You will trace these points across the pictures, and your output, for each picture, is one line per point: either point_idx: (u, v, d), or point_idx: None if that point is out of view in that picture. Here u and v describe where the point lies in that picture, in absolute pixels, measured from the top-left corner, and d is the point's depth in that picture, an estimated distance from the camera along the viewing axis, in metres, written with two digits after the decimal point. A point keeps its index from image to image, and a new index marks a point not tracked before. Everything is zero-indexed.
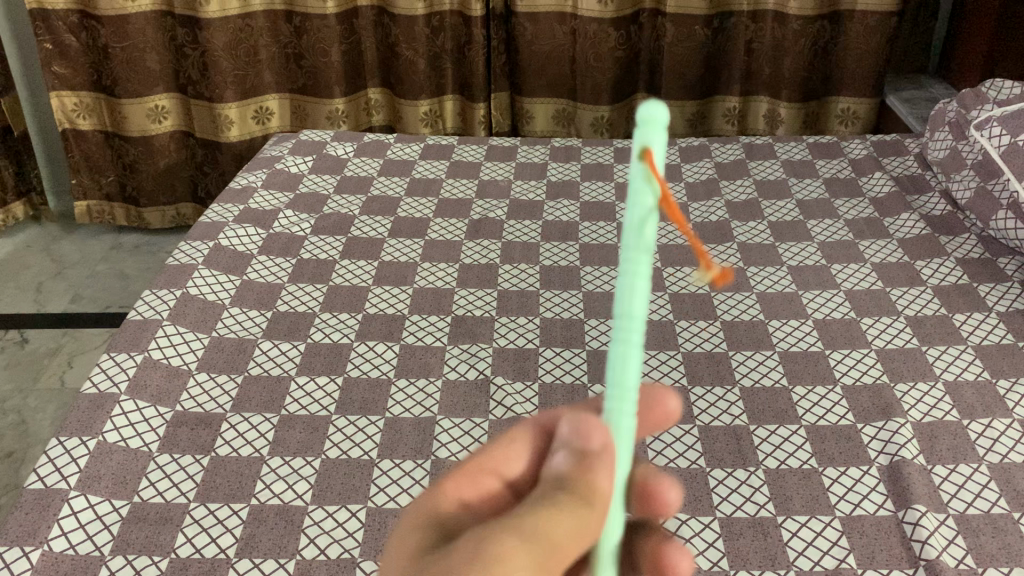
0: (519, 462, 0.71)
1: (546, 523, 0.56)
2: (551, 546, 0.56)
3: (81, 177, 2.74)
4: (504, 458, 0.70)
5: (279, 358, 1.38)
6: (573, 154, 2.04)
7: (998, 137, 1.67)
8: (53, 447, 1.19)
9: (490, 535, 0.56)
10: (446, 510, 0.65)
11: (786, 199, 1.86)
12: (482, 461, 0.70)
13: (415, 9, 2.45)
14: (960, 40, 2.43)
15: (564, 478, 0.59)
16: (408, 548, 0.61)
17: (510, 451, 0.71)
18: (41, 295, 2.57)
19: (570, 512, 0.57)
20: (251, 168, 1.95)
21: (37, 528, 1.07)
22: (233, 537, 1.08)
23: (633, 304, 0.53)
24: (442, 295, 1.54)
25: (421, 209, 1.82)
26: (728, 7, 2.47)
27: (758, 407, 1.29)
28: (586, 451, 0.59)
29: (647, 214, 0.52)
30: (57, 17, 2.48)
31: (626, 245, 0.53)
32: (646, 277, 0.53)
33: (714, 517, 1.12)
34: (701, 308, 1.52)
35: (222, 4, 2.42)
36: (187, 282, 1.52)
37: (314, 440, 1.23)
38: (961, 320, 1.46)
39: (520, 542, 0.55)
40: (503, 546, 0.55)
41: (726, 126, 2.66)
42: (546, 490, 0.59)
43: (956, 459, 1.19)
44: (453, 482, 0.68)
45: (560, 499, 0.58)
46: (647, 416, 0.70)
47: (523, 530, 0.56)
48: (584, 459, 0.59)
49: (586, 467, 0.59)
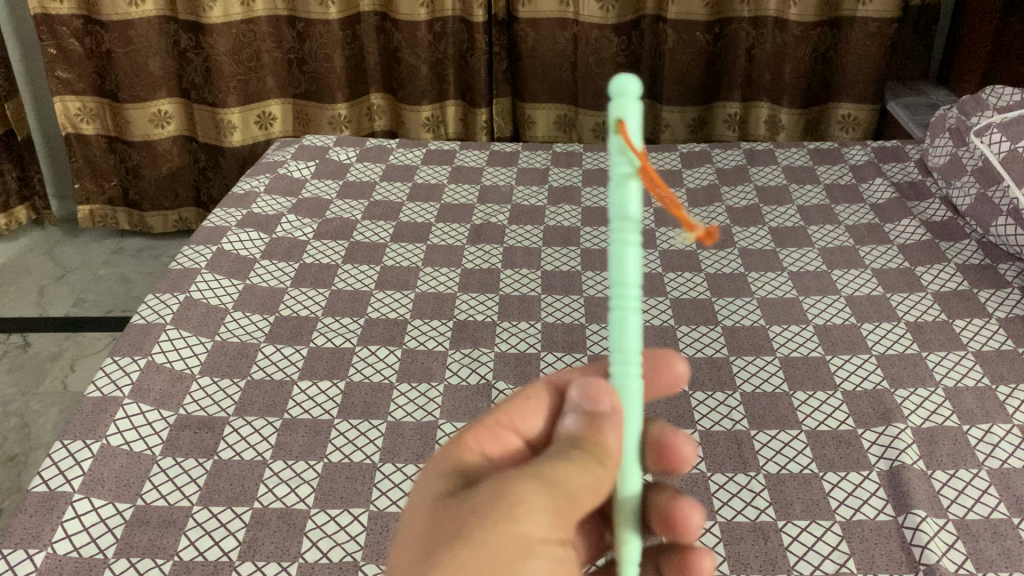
0: (535, 420, 0.81)
1: (568, 474, 0.67)
2: (571, 494, 0.66)
3: (85, 182, 2.75)
4: (521, 416, 0.80)
5: (281, 362, 1.39)
6: (575, 159, 2.05)
7: (997, 143, 1.68)
8: (57, 450, 1.19)
9: (520, 480, 0.66)
10: (471, 455, 0.75)
11: (786, 204, 1.86)
12: (503, 415, 0.80)
13: (417, 15, 2.46)
14: (960, 47, 2.44)
15: (580, 436, 0.70)
16: (436, 485, 0.70)
17: (527, 407, 0.81)
18: (44, 299, 2.58)
19: (588, 467, 0.68)
20: (254, 173, 1.95)
21: (41, 530, 1.08)
22: (236, 540, 1.08)
23: (626, 268, 0.65)
24: (444, 300, 1.55)
25: (423, 214, 1.82)
26: (729, 13, 2.48)
27: (759, 412, 1.30)
28: (597, 412, 0.71)
29: (627, 180, 0.64)
30: (61, 22, 2.49)
31: (614, 215, 0.65)
32: (634, 242, 0.65)
33: (715, 522, 1.12)
34: (703, 313, 1.52)
35: (225, 9, 2.43)
36: (191, 287, 1.53)
37: (316, 444, 1.23)
38: (961, 326, 1.47)
39: (546, 488, 0.65)
40: (532, 490, 0.65)
41: (726, 131, 2.67)
42: (564, 445, 0.70)
43: (956, 464, 1.20)
44: (477, 431, 0.77)
45: (581, 455, 0.69)
46: (660, 377, 0.82)
47: (548, 475, 0.67)
48: (597, 418, 0.71)
49: (602, 429, 0.70)
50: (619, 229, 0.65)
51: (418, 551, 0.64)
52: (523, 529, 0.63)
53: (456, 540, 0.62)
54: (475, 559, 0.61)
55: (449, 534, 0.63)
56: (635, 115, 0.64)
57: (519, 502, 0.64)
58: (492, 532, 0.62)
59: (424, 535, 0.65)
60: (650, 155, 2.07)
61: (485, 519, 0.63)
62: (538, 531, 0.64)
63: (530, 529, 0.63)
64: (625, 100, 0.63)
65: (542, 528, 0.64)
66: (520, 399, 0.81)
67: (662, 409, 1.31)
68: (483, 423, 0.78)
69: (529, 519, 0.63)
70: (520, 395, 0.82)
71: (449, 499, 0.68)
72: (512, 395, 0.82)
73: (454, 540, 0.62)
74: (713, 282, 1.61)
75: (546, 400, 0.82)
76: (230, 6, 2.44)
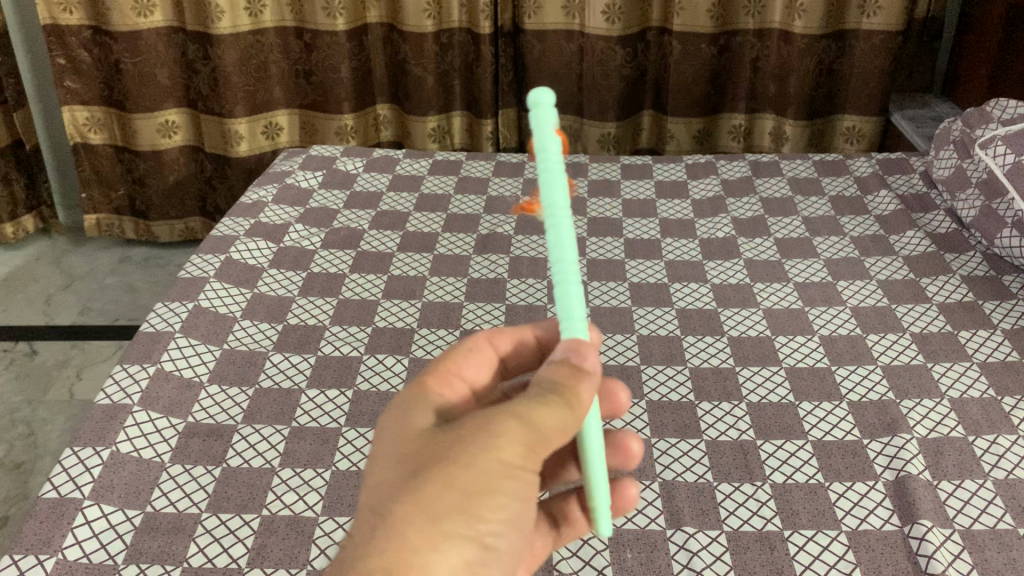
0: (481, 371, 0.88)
1: (541, 416, 0.70)
2: (544, 430, 0.70)
3: (92, 191, 2.76)
4: (469, 365, 0.86)
5: (289, 371, 1.40)
6: (581, 170, 2.06)
7: (1002, 156, 1.70)
8: (67, 457, 1.20)
9: (496, 416, 0.70)
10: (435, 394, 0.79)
11: (792, 216, 1.87)
12: (453, 362, 0.85)
13: (424, 26, 2.48)
14: (964, 59, 2.45)
15: (556, 381, 0.73)
16: (411, 418, 0.74)
17: (472, 356, 0.87)
18: (51, 308, 2.59)
19: (558, 408, 0.71)
20: (262, 182, 1.97)
21: (51, 537, 1.08)
22: (244, 547, 1.09)
23: (562, 251, 0.74)
24: (450, 309, 1.56)
25: (429, 224, 1.83)
26: (734, 25, 2.50)
27: (765, 422, 1.30)
28: (580, 366, 0.75)
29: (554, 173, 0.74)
30: (70, 32, 2.51)
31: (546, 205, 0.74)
32: (566, 225, 0.74)
33: (722, 531, 1.12)
34: (709, 323, 1.53)
35: (233, 20, 2.45)
36: (199, 295, 1.54)
37: (324, 452, 1.24)
38: (965, 337, 1.47)
39: (521, 423, 0.70)
40: (507, 425, 0.69)
41: (731, 143, 2.68)
42: (534, 384, 0.74)
43: (962, 474, 1.20)
44: (433, 375, 0.83)
45: (553, 396, 0.72)
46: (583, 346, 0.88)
47: (523, 412, 0.70)
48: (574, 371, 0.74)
49: (571, 373, 0.74)
50: (551, 214, 0.74)
51: (398, 472, 0.69)
52: (499, 459, 0.68)
53: (438, 466, 0.67)
54: (455, 482, 0.66)
55: (430, 459, 0.68)
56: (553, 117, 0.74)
57: (493, 435, 0.69)
58: (472, 460, 0.67)
59: (403, 460, 0.69)
60: (655, 166, 2.08)
61: (464, 448, 0.68)
62: (514, 461, 0.69)
63: (506, 461, 0.68)
64: (541, 107, 0.73)
65: (517, 460, 0.69)
66: (461, 348, 0.88)
67: (668, 419, 1.31)
68: (436, 368, 0.84)
69: (504, 450, 0.68)
70: (463, 346, 0.89)
71: (425, 431, 0.72)
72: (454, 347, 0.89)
73: (436, 464, 0.67)
74: (719, 293, 1.62)
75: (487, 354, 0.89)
76: (239, 17, 2.45)
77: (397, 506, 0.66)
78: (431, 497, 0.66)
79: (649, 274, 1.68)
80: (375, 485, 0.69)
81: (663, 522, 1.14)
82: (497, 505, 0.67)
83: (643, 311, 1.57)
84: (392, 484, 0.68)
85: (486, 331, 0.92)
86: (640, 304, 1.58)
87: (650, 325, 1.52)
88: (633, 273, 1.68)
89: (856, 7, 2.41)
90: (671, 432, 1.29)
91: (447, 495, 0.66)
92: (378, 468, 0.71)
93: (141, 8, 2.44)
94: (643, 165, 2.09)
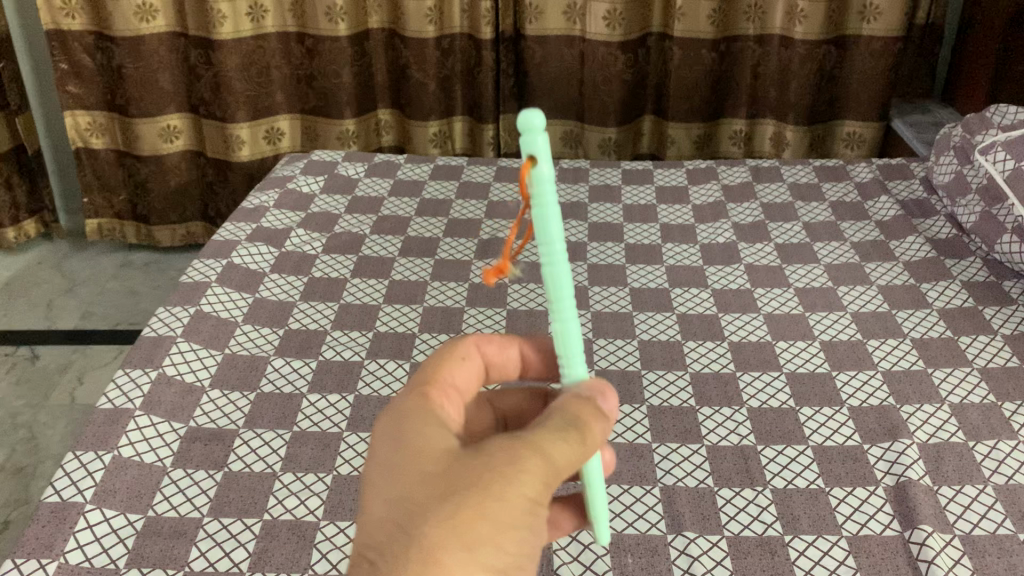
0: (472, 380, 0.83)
1: (564, 453, 0.70)
2: (565, 468, 0.70)
3: (93, 196, 2.77)
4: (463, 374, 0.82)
5: (291, 375, 1.40)
6: (581, 175, 2.07)
7: (1001, 162, 1.70)
8: (69, 461, 1.20)
9: (521, 449, 0.69)
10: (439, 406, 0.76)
11: (792, 221, 1.88)
12: (448, 372, 0.81)
13: (425, 32, 2.48)
14: (964, 65, 2.46)
15: (575, 417, 0.73)
16: (428, 433, 0.71)
17: (465, 368, 0.83)
18: (52, 312, 2.59)
19: (578, 446, 0.71)
20: (263, 187, 1.97)
21: (53, 541, 1.09)
22: (246, 551, 1.09)
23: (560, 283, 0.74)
24: (451, 314, 1.56)
25: (430, 229, 1.84)
26: (734, 31, 2.51)
27: (766, 427, 1.31)
28: (598, 408, 0.75)
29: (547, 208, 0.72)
30: (73, 37, 2.52)
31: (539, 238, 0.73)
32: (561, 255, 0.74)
33: (722, 536, 1.13)
34: (710, 328, 1.53)
35: (235, 25, 2.46)
36: (201, 299, 1.55)
37: (326, 456, 1.24)
38: (966, 343, 1.48)
39: (545, 460, 0.69)
40: (533, 460, 0.68)
41: (731, 148, 2.68)
42: (550, 416, 0.73)
43: (962, 480, 1.20)
44: (432, 383, 0.78)
45: (572, 432, 0.71)
46: None
47: (547, 446, 0.70)
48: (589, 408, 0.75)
49: (589, 410, 0.74)
50: (547, 249, 0.74)
51: (423, 496, 0.67)
52: (525, 493, 0.67)
53: (466, 497, 0.66)
54: (485, 516, 0.65)
55: (458, 487, 0.66)
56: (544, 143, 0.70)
57: (520, 469, 0.67)
58: (502, 494, 0.66)
59: (427, 482, 0.67)
60: (656, 171, 2.09)
61: (494, 481, 0.66)
62: (537, 497, 0.68)
63: (533, 494, 0.68)
64: (535, 136, 0.69)
65: (541, 496, 0.68)
66: (454, 356, 0.82)
67: (669, 424, 1.31)
68: (433, 381, 0.78)
69: (530, 486, 0.68)
70: (455, 352, 0.83)
71: (446, 451, 0.70)
72: (444, 350, 0.83)
73: (465, 495, 0.66)
74: (720, 298, 1.62)
75: (478, 364, 0.85)
76: (241, 22, 2.46)
77: (427, 536, 0.64)
78: (462, 529, 0.65)
79: (650, 279, 1.68)
80: (398, 505, 0.67)
81: (664, 527, 1.14)
82: (522, 540, 0.67)
83: (644, 316, 1.57)
84: (417, 508, 0.66)
85: (476, 336, 0.87)
86: (641, 309, 1.59)
87: (651, 331, 1.53)
88: (634, 278, 1.68)
89: (856, 13, 2.42)
90: (672, 437, 1.29)
91: (478, 530, 0.65)
92: (398, 485, 0.68)
93: (143, 13, 2.45)
94: (644, 171, 2.09)
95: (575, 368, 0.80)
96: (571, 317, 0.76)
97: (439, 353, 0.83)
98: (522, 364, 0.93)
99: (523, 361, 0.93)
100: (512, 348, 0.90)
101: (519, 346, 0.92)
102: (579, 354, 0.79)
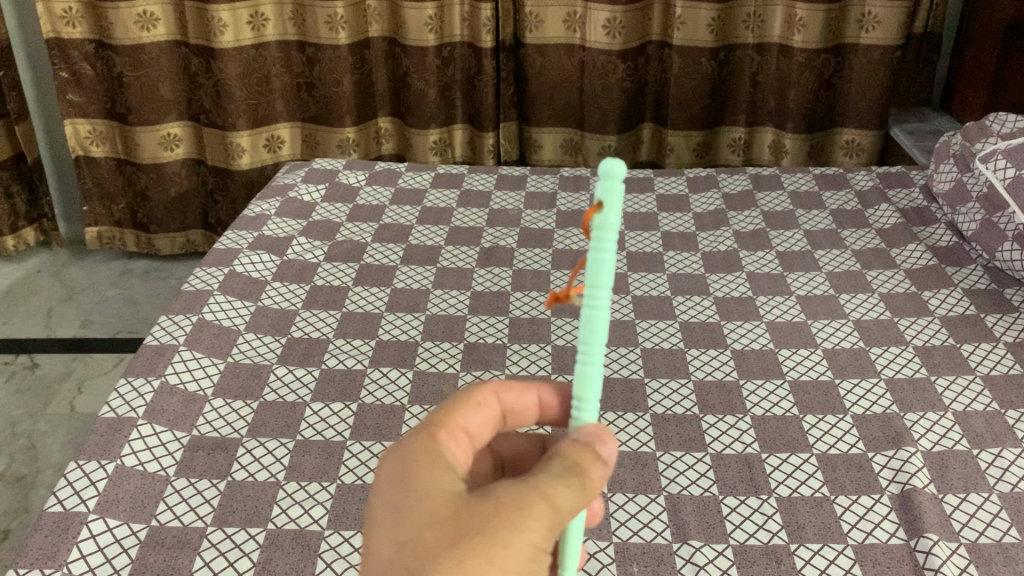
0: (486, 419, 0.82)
1: (566, 498, 0.70)
2: (566, 513, 0.70)
3: (93, 205, 2.77)
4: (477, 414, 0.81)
5: (293, 384, 1.39)
6: (582, 183, 2.07)
7: (1002, 170, 1.70)
8: (72, 471, 1.20)
9: (527, 495, 0.69)
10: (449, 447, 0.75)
11: (793, 229, 1.88)
12: (462, 412, 0.79)
13: (425, 40, 2.49)
14: (963, 74, 2.47)
15: (578, 463, 0.73)
16: (436, 475, 0.71)
17: (477, 412, 0.81)
18: (52, 321, 2.58)
19: (580, 493, 0.71)
20: (264, 196, 1.97)
21: (56, 551, 1.08)
22: (250, 561, 1.09)
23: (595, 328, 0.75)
24: (454, 322, 1.56)
25: (432, 237, 1.84)
26: (733, 40, 2.52)
27: (770, 435, 1.31)
28: (597, 451, 0.75)
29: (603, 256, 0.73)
30: (73, 46, 2.52)
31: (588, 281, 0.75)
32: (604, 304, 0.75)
33: (728, 545, 1.12)
34: (712, 336, 1.53)
35: (236, 34, 2.46)
36: (203, 308, 1.54)
37: (330, 466, 1.24)
38: (969, 350, 1.48)
39: (550, 506, 0.69)
40: (538, 506, 0.68)
41: (731, 156, 2.69)
42: (554, 461, 0.73)
43: (967, 488, 1.20)
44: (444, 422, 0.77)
45: (573, 479, 0.71)
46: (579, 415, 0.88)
47: (550, 493, 0.70)
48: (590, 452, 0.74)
49: (587, 454, 0.74)
50: (592, 293, 0.75)
51: (429, 541, 0.67)
52: (529, 540, 0.67)
53: (473, 545, 0.66)
54: (492, 563, 0.66)
55: (466, 533, 0.66)
56: (619, 197, 0.73)
57: (526, 516, 0.68)
58: (506, 542, 0.66)
59: (436, 526, 0.67)
60: (657, 179, 2.09)
61: (502, 528, 0.66)
62: (542, 544, 0.68)
63: (535, 541, 0.68)
64: (613, 182, 0.72)
65: (545, 542, 0.68)
66: (470, 399, 0.81)
67: (673, 432, 1.31)
68: (443, 421, 0.77)
69: (537, 533, 0.68)
70: (472, 395, 0.82)
71: (451, 495, 0.69)
72: (459, 394, 0.82)
73: (472, 542, 0.66)
74: (722, 306, 1.62)
75: (495, 410, 0.83)
76: (241, 30, 2.46)
77: None
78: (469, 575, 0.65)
79: (652, 287, 1.68)
80: (404, 549, 0.67)
81: (669, 536, 1.14)
82: None
83: (646, 324, 1.57)
84: (425, 552, 0.67)
85: (495, 383, 0.85)
86: (644, 317, 1.59)
87: (653, 338, 1.53)
88: (635, 286, 1.68)
89: (855, 22, 2.43)
90: (675, 445, 1.29)
91: None
92: (406, 530, 0.68)
93: (144, 22, 2.45)
94: (644, 178, 2.10)
95: (588, 412, 0.79)
96: (598, 361, 0.76)
97: (457, 394, 0.82)
98: (538, 409, 0.90)
99: (542, 405, 0.90)
100: (529, 393, 0.88)
101: (539, 391, 0.90)
102: (596, 399, 0.79)
